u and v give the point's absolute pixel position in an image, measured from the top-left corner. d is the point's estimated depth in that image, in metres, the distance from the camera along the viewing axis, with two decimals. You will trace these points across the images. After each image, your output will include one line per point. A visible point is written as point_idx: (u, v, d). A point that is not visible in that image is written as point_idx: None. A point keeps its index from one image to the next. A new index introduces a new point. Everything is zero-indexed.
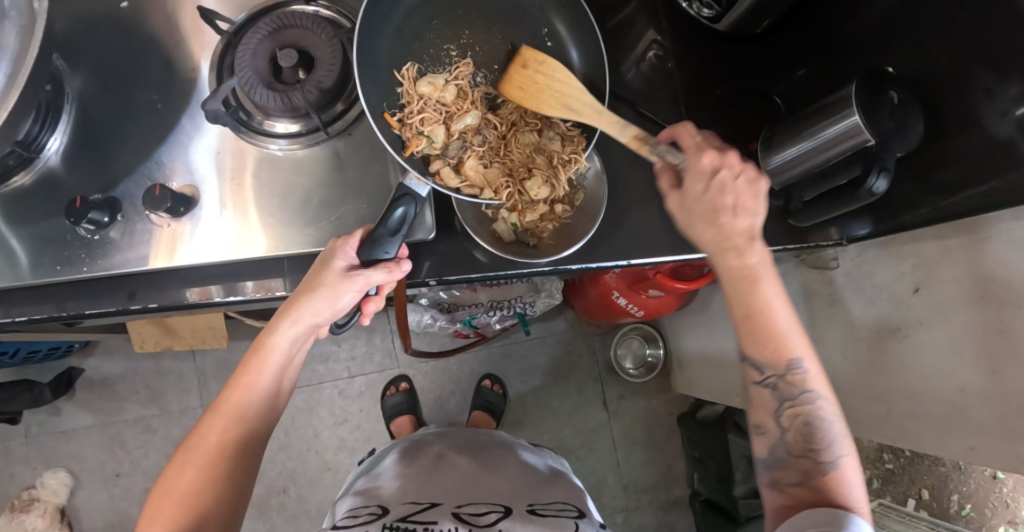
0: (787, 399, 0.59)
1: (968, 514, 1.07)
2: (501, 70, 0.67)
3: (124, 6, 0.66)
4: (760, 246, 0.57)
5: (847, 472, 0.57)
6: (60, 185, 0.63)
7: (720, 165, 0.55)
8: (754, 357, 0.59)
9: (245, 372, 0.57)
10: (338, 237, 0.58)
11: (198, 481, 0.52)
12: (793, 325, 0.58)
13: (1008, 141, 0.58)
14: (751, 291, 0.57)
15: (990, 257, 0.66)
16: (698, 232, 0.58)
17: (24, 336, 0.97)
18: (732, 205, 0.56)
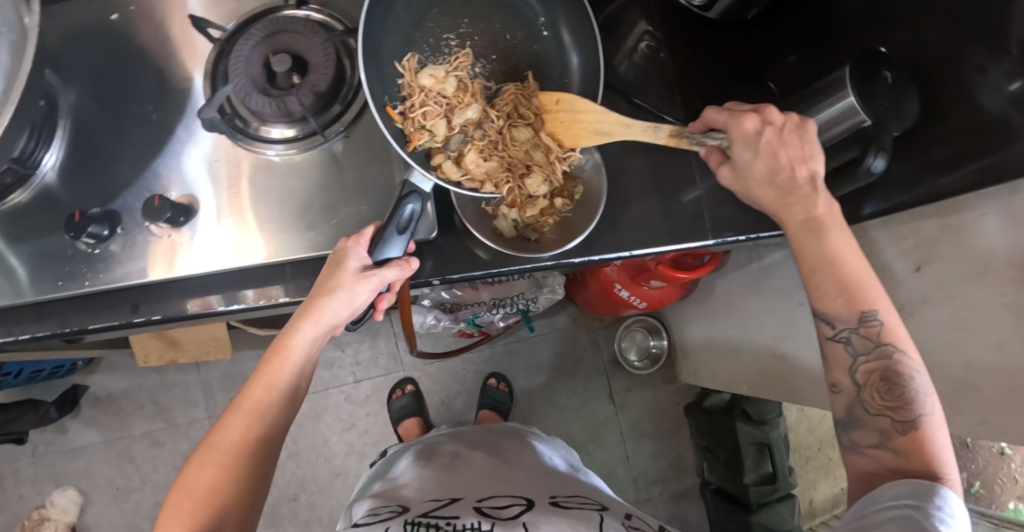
0: (863, 354, 0.57)
1: (978, 491, 1.18)
2: (498, 59, 0.68)
3: (114, 18, 0.66)
4: (825, 191, 0.56)
5: (935, 427, 0.54)
6: (58, 200, 0.63)
7: (763, 126, 0.56)
8: (828, 311, 0.57)
9: (269, 370, 0.56)
10: (350, 237, 0.59)
11: (221, 479, 0.51)
12: (869, 277, 0.56)
13: (1000, 117, 0.59)
14: (819, 239, 0.56)
15: (988, 232, 0.66)
16: (762, 195, 0.58)
17: (28, 356, 0.97)
18: (788, 152, 0.56)
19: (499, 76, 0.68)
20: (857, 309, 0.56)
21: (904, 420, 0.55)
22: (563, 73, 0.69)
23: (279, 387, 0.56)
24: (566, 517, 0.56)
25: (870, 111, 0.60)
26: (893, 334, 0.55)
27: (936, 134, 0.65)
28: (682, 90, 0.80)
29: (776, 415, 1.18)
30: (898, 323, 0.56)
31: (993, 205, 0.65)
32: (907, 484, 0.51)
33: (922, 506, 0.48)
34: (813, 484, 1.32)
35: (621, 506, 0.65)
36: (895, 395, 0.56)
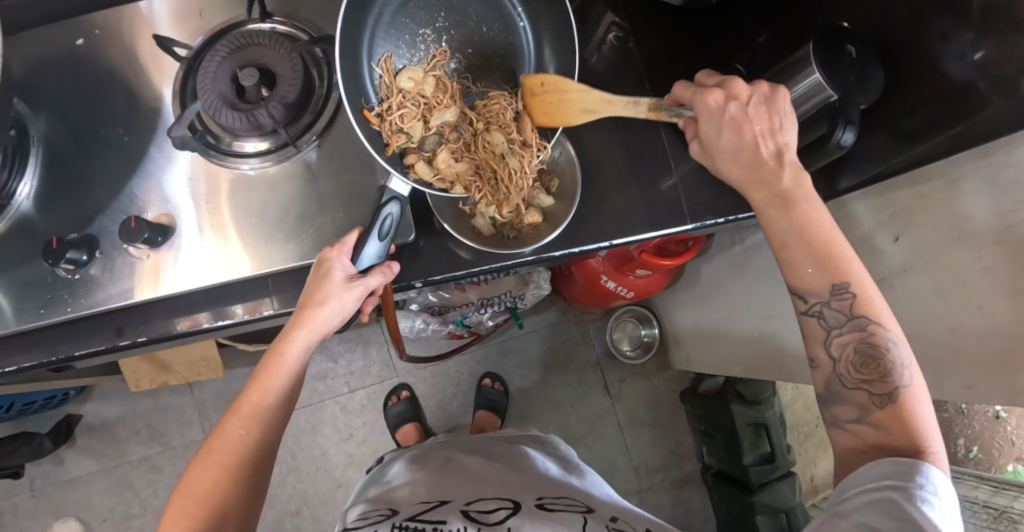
0: (837, 327, 0.57)
1: (976, 456, 1.19)
2: (473, 54, 0.68)
3: (80, 43, 0.65)
4: (792, 163, 0.58)
5: (915, 397, 0.54)
6: (35, 228, 0.63)
7: (727, 101, 0.59)
8: (800, 285, 0.58)
9: (268, 377, 0.56)
10: (334, 245, 0.59)
11: (222, 482, 0.52)
12: (843, 246, 0.56)
13: (968, 83, 0.60)
14: (786, 212, 0.57)
15: (964, 195, 0.67)
16: (728, 169, 0.61)
17: (15, 388, 0.96)
18: (753, 124, 0.59)
19: (473, 71, 0.69)
20: (828, 279, 0.56)
21: (882, 393, 0.54)
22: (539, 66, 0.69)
23: (275, 392, 0.56)
24: (551, 523, 0.57)
25: (836, 87, 0.62)
26: (866, 306, 0.55)
27: (909, 103, 0.66)
28: (650, 78, 0.81)
29: (771, 395, 1.19)
30: (873, 294, 0.56)
31: (966, 170, 0.66)
32: (889, 463, 0.50)
33: (905, 487, 0.48)
34: (813, 461, 1.33)
35: (610, 508, 0.66)
36: (871, 369, 0.55)
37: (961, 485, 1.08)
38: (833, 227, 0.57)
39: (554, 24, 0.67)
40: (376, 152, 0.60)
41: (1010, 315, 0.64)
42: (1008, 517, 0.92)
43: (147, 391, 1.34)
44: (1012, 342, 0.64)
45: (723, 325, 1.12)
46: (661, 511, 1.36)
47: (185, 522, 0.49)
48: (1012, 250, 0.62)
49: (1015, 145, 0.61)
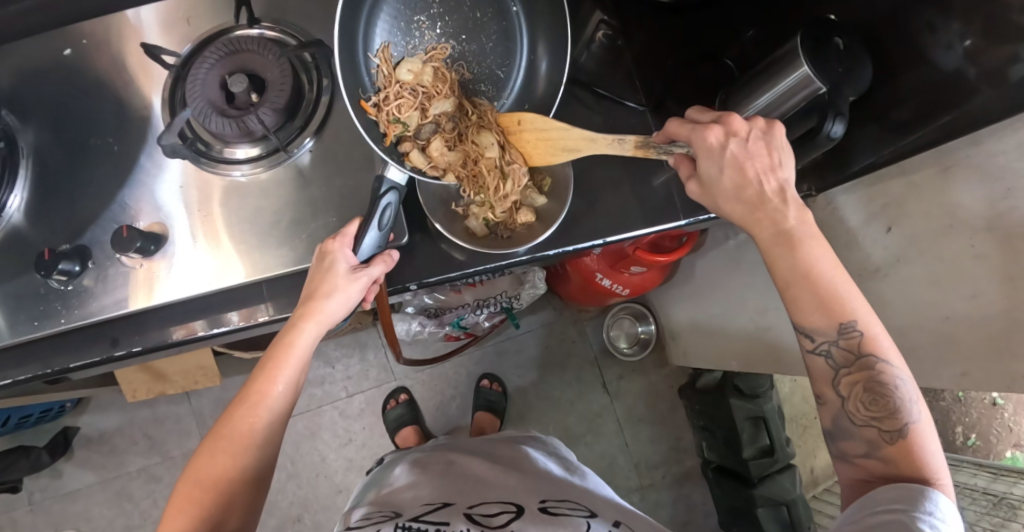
0: (844, 366, 0.56)
1: (974, 444, 1.20)
2: (468, 40, 0.67)
3: (67, 54, 0.65)
4: (794, 200, 0.54)
5: (923, 434, 0.54)
6: (26, 240, 0.63)
7: (727, 139, 0.53)
8: (808, 325, 0.57)
9: (277, 368, 0.56)
10: (337, 236, 0.59)
11: (230, 470, 0.53)
12: (847, 286, 0.55)
13: (956, 72, 0.60)
14: (793, 254, 0.54)
15: (955, 184, 0.67)
16: (730, 209, 0.56)
17: (11, 402, 0.96)
18: (755, 165, 0.54)
19: (467, 57, 0.68)
20: (835, 321, 0.55)
21: (891, 430, 0.55)
22: (531, 63, 0.68)
23: (282, 385, 0.56)
24: (554, 524, 0.57)
25: (825, 79, 0.62)
26: (873, 346, 0.54)
27: (897, 93, 0.67)
28: (640, 74, 0.84)
29: (768, 388, 1.18)
30: (880, 332, 0.55)
31: (956, 158, 0.67)
32: (897, 489, 0.51)
33: (911, 510, 0.48)
34: (813, 452, 1.33)
35: (610, 511, 0.66)
36: (880, 405, 0.55)
37: (961, 473, 1.09)
38: (839, 267, 0.55)
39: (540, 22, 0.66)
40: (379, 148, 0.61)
41: (1004, 301, 0.64)
42: (1008, 504, 0.92)
43: (144, 401, 1.33)
44: (1007, 328, 0.65)
45: (718, 319, 1.12)
46: (663, 507, 1.36)
47: (195, 508, 0.51)
48: (1004, 236, 0.63)
49: (1004, 132, 0.61)
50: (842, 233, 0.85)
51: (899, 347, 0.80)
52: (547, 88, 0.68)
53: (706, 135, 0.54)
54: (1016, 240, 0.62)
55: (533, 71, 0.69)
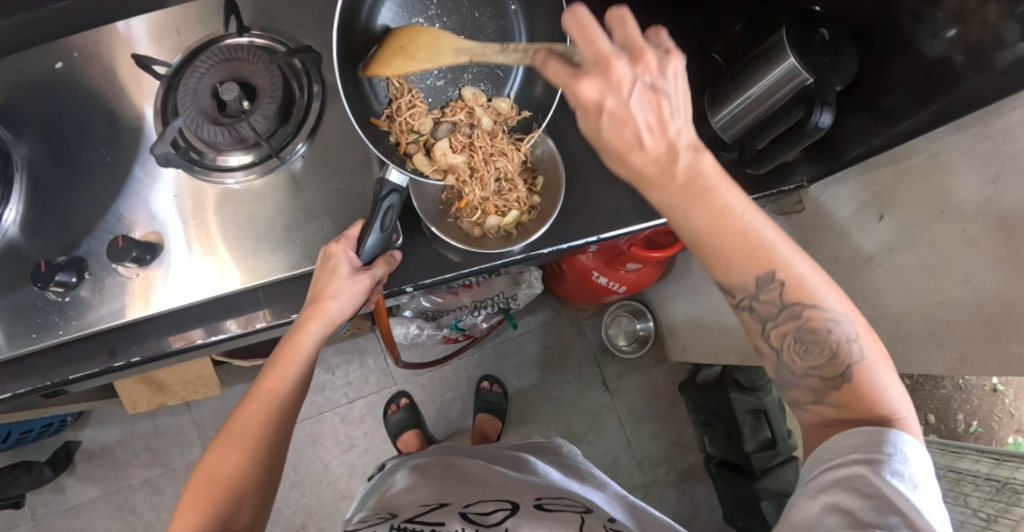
0: (773, 318, 0.52)
1: (976, 430, 1.20)
2: (467, 40, 0.68)
3: (59, 67, 0.66)
4: (685, 148, 0.44)
5: (871, 369, 0.50)
6: (23, 254, 0.63)
7: (602, 95, 0.42)
8: (728, 283, 0.51)
9: (285, 365, 0.57)
10: (338, 238, 0.60)
11: (241, 465, 0.53)
12: (759, 231, 0.48)
13: (943, 59, 0.61)
14: (696, 210, 0.47)
15: (946, 170, 0.68)
16: (616, 167, 0.46)
17: (11, 417, 0.96)
18: (638, 127, 0.43)
19: (467, 58, 0.68)
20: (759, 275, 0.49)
21: (834, 375, 0.51)
22: (528, 64, 0.70)
23: (288, 382, 0.57)
24: (553, 522, 0.57)
25: (812, 70, 0.63)
26: (798, 292, 0.49)
27: (884, 83, 0.68)
28: None
29: (768, 381, 1.18)
30: (807, 272, 0.50)
31: (943, 145, 0.68)
32: (860, 432, 0.48)
33: (873, 467, 0.46)
34: None
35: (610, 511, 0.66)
36: (816, 352, 0.51)
37: (963, 459, 1.09)
38: (749, 205, 0.48)
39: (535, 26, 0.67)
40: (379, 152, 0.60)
41: (996, 284, 0.65)
42: (1011, 488, 0.93)
43: (145, 413, 1.33)
44: (1002, 312, 0.65)
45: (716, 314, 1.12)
46: (667, 504, 1.36)
47: (205, 505, 0.50)
48: (994, 220, 0.63)
49: (990, 118, 0.62)
50: (835, 223, 0.86)
51: (896, 334, 0.81)
52: (545, 87, 0.69)
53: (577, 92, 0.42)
54: (1006, 224, 0.62)
55: (530, 70, 0.70)
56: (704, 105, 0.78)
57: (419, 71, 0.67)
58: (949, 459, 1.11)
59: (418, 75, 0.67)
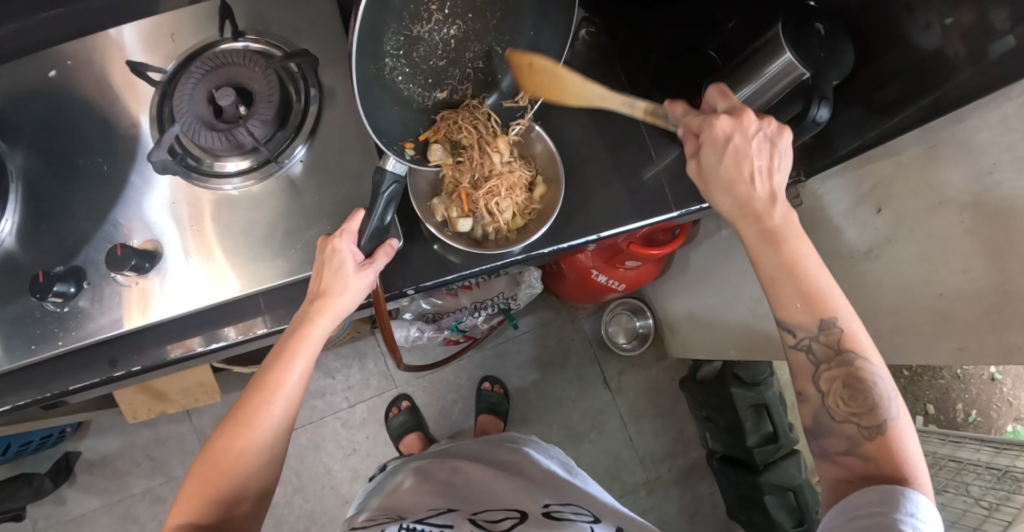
0: (824, 362, 0.56)
1: (975, 420, 1.21)
2: (474, 18, 0.61)
3: (52, 75, 0.65)
4: (784, 203, 0.55)
5: (902, 428, 0.53)
6: (20, 265, 0.62)
7: (734, 132, 0.54)
8: (789, 321, 0.57)
9: (291, 358, 0.56)
10: (340, 232, 0.58)
11: (246, 456, 0.53)
12: (826, 285, 0.55)
13: (936, 51, 0.61)
14: (777, 249, 0.55)
15: (943, 161, 0.68)
16: (720, 200, 0.57)
17: (10, 429, 0.95)
18: (753, 164, 0.54)
19: (472, 37, 0.62)
20: (818, 316, 0.55)
21: (870, 425, 0.54)
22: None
23: (296, 375, 0.56)
24: (559, 527, 0.57)
25: (807, 64, 0.63)
26: (853, 342, 0.54)
27: (879, 76, 0.68)
28: (625, 73, 0.84)
29: (769, 375, 1.18)
30: (860, 331, 0.55)
31: (939, 137, 0.68)
32: (875, 491, 0.49)
33: (891, 513, 0.47)
34: None
35: (613, 512, 0.67)
36: (860, 401, 0.55)
37: (963, 449, 1.10)
38: (821, 266, 0.56)
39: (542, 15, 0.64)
40: (379, 138, 0.59)
41: (995, 274, 0.65)
42: (1011, 476, 0.93)
43: (145, 423, 1.32)
44: (1001, 301, 0.65)
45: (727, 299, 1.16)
46: (669, 500, 1.36)
47: (209, 492, 0.52)
48: (991, 210, 0.64)
49: (985, 109, 0.63)
50: (833, 217, 0.86)
51: (896, 326, 0.81)
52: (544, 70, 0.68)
53: (715, 122, 0.54)
54: (1003, 213, 0.63)
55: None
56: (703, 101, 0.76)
57: (424, 52, 0.60)
58: (950, 449, 1.12)
59: (420, 54, 0.60)
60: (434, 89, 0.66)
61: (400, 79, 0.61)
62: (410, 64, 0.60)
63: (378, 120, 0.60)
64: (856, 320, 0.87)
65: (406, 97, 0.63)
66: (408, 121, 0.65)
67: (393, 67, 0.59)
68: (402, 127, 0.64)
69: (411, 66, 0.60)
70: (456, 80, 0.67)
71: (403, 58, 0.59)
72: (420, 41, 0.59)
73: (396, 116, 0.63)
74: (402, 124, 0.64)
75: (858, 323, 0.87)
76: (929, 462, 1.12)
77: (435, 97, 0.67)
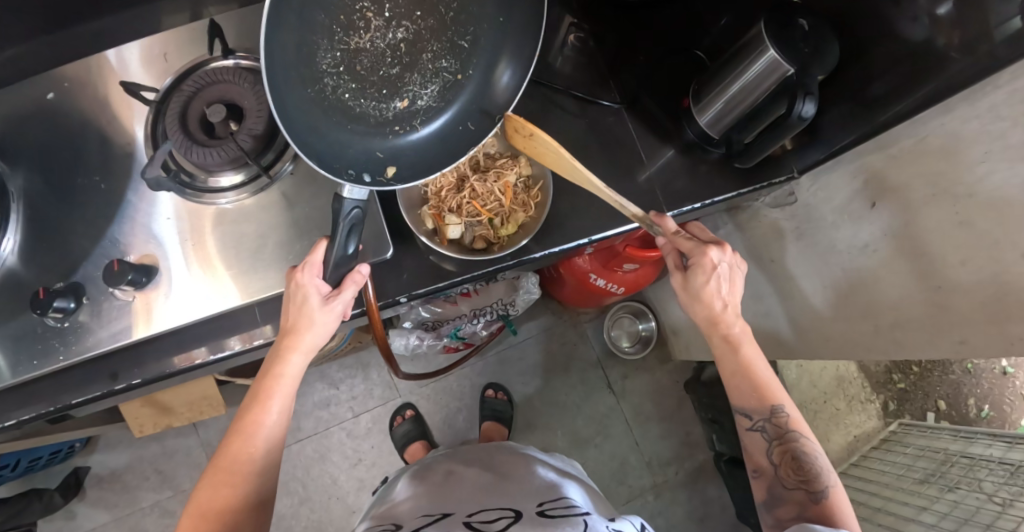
0: (775, 441, 0.62)
1: (988, 414, 1.26)
2: (423, 16, 0.61)
3: (51, 97, 0.67)
4: (739, 316, 0.65)
5: (838, 498, 0.58)
6: (22, 282, 0.64)
7: (720, 258, 0.62)
8: (743, 406, 0.64)
9: (268, 396, 0.58)
10: (303, 266, 0.59)
11: (234, 500, 0.54)
12: (771, 375, 0.64)
13: (925, 42, 0.62)
14: (734, 353, 0.64)
15: (932, 151, 0.68)
16: (694, 307, 0.65)
17: (19, 445, 0.96)
18: (721, 293, 0.63)
19: (425, 37, 0.62)
20: (767, 402, 0.63)
21: (815, 490, 0.59)
22: (492, 58, 0.64)
23: (274, 413, 0.58)
24: (552, 525, 0.57)
25: (792, 61, 0.63)
26: (798, 425, 0.62)
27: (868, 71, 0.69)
28: (615, 76, 0.86)
29: None
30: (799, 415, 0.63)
31: (931, 128, 0.68)
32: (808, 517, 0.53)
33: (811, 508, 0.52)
34: (826, 436, 1.31)
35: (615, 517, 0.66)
36: (805, 471, 0.60)
37: (975, 444, 1.08)
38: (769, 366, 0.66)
39: (515, 38, 0.63)
40: (331, 172, 0.57)
41: (993, 265, 0.64)
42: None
43: (153, 436, 1.34)
44: (1001, 291, 0.64)
45: None
46: (678, 505, 1.35)
47: None
48: (985, 201, 0.63)
49: (974, 98, 0.62)
50: (828, 213, 0.86)
51: (895, 322, 0.79)
52: (512, 76, 0.65)
53: (710, 250, 0.62)
54: (1000, 203, 0.62)
55: (492, 66, 0.64)
56: (690, 102, 0.78)
57: (369, 63, 0.60)
58: (961, 445, 1.11)
59: (365, 67, 0.60)
60: (392, 99, 0.63)
61: (347, 96, 0.60)
62: (355, 78, 0.60)
63: (325, 141, 0.59)
64: (855, 317, 0.86)
65: (360, 114, 0.61)
66: (369, 141, 0.62)
67: (337, 85, 0.59)
68: (362, 147, 0.62)
69: (356, 81, 0.60)
70: (418, 87, 0.63)
71: (346, 74, 0.59)
72: (362, 52, 0.60)
73: (353, 137, 0.61)
74: (362, 143, 0.62)
75: (857, 320, 0.86)
76: (940, 458, 1.10)
77: (395, 107, 0.63)
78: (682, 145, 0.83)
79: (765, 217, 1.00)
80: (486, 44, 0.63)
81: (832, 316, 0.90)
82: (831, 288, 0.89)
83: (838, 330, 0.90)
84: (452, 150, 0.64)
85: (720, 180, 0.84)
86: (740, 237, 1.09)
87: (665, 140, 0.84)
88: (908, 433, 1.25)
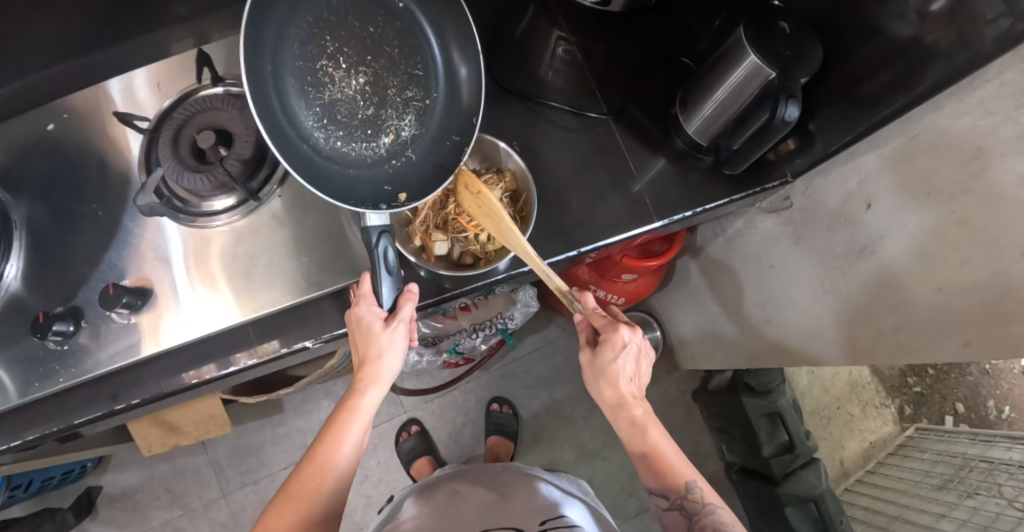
0: (693, 519, 0.61)
1: (1008, 416, 1.24)
2: (375, 57, 0.64)
3: (51, 128, 0.71)
4: (643, 399, 0.65)
5: None
6: (24, 306, 0.67)
7: (632, 339, 0.63)
8: (658, 487, 0.63)
9: (342, 427, 0.61)
10: (359, 300, 0.62)
11: (298, 524, 0.56)
12: (677, 454, 0.64)
13: None
14: (642, 437, 0.63)
15: (922, 149, 0.66)
16: (604, 389, 0.64)
17: (31, 465, 0.99)
18: (626, 371, 0.63)
19: (383, 74, 0.65)
20: (677, 481, 0.62)
21: None
22: (446, 63, 0.66)
23: (348, 442, 0.61)
24: None
25: (773, 65, 0.63)
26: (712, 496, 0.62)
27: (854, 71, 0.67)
28: (601, 87, 0.85)
29: (779, 382, 1.17)
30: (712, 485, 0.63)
31: (921, 126, 0.66)
32: None
33: None
34: (841, 443, 1.27)
35: None
36: None
37: (994, 449, 1.06)
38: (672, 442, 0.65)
39: (470, 48, 0.65)
40: (349, 205, 0.58)
41: (993, 264, 0.62)
42: None
43: (164, 456, 1.37)
44: (1003, 291, 0.62)
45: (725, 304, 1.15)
46: None
47: None
48: (981, 198, 0.61)
49: (964, 93, 0.60)
50: (824, 215, 0.84)
51: (899, 325, 0.77)
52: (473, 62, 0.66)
53: (620, 327, 0.62)
54: (995, 199, 0.60)
55: (452, 70, 0.66)
56: (678, 110, 0.79)
57: (346, 111, 0.63)
58: (980, 450, 1.08)
59: (345, 114, 0.63)
60: (379, 136, 0.64)
61: (340, 144, 0.63)
62: (341, 126, 0.63)
63: (337, 187, 0.60)
64: (858, 321, 0.84)
65: (356, 158, 0.63)
66: (375, 179, 0.64)
67: (326, 137, 0.62)
68: (370, 183, 0.63)
69: (342, 129, 0.63)
70: (397, 119, 0.65)
71: (331, 126, 0.62)
72: (338, 103, 0.63)
73: (358, 179, 0.63)
74: (368, 184, 0.63)
75: (859, 324, 0.84)
76: (959, 463, 1.07)
77: (384, 143, 0.64)
78: (674, 154, 0.83)
79: (762, 223, 0.99)
80: (433, 54, 0.66)
81: (834, 321, 0.88)
82: (832, 292, 0.87)
83: (843, 336, 0.88)
84: (450, 160, 0.65)
85: (710, 187, 0.83)
86: (738, 243, 1.07)
87: (654, 150, 0.84)
88: (924, 439, 1.22)
